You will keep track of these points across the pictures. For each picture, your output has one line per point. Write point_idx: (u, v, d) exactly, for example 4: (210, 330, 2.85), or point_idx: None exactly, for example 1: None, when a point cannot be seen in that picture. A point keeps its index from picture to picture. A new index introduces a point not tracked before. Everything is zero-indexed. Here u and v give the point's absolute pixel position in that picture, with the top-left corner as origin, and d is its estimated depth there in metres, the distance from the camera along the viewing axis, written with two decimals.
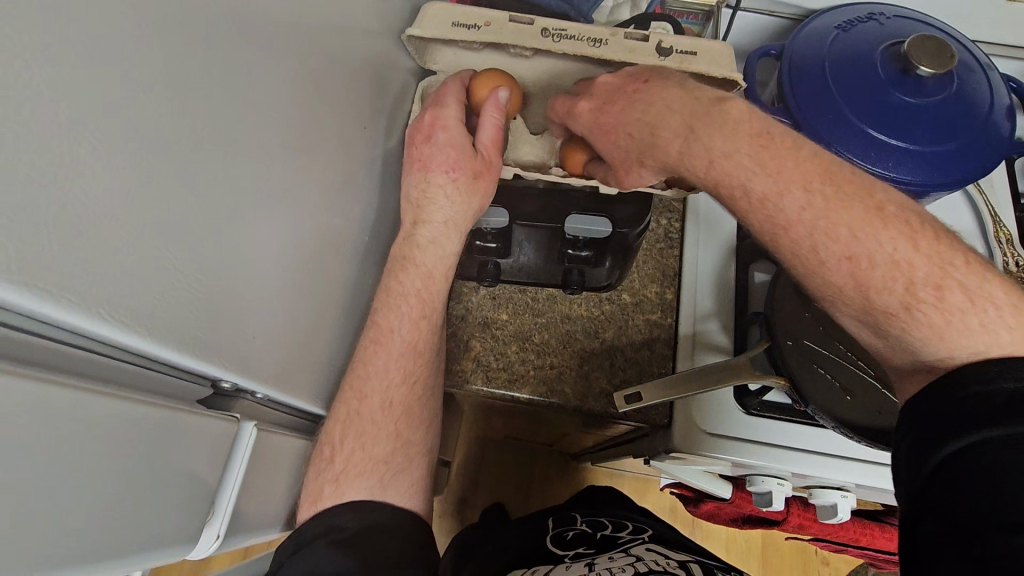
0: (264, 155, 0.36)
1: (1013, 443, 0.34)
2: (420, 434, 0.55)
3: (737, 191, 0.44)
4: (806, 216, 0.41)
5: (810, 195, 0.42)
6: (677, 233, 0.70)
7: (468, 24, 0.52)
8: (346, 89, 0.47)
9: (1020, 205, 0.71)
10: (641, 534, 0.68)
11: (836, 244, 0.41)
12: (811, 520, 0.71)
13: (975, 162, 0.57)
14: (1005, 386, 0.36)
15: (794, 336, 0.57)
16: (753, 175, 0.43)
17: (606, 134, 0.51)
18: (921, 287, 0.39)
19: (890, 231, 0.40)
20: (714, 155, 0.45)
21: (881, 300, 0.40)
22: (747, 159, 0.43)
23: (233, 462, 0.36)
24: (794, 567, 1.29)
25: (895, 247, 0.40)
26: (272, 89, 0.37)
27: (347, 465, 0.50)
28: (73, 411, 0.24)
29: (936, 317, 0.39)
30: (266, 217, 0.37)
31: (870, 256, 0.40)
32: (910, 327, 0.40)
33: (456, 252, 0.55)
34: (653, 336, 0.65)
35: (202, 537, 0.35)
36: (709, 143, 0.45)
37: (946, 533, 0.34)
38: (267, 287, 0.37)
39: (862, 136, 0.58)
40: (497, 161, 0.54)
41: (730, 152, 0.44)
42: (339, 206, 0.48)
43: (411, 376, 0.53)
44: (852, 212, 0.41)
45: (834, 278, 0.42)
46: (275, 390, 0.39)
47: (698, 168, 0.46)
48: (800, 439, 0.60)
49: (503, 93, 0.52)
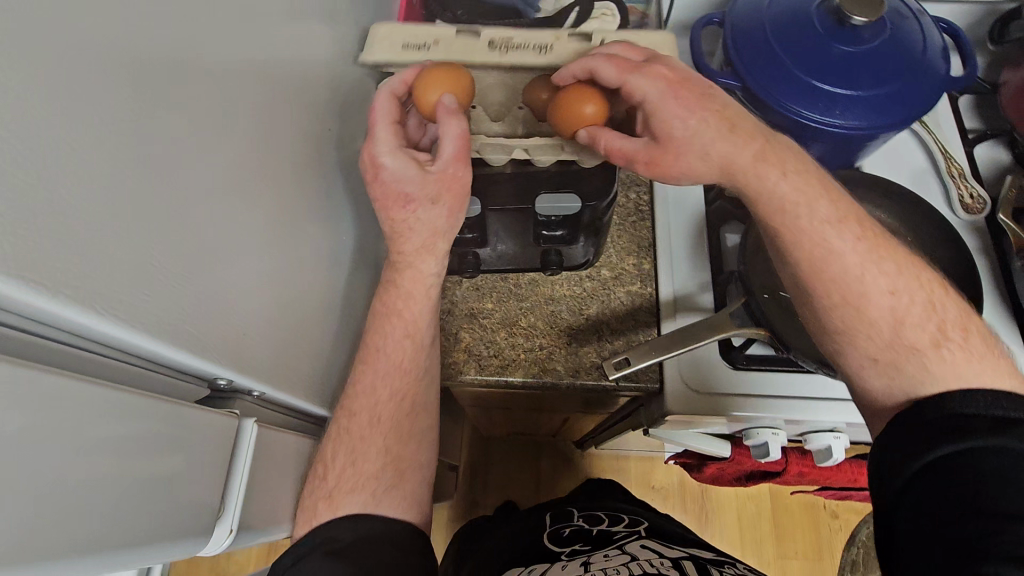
0: (239, 157, 0.37)
1: (985, 452, 0.40)
2: (413, 447, 0.55)
3: (801, 210, 0.47)
4: (859, 246, 0.47)
5: (863, 232, 0.47)
6: (647, 205, 0.72)
7: (420, 45, 0.56)
8: (309, 92, 0.48)
9: (967, 139, 0.75)
10: (637, 527, 0.69)
11: (883, 278, 0.46)
12: (811, 466, 0.72)
13: (918, 100, 0.60)
14: (993, 412, 0.41)
15: (770, 289, 0.60)
16: (818, 200, 0.47)
17: (681, 112, 0.47)
18: (951, 328, 0.46)
19: (926, 279, 0.47)
20: (787, 171, 0.48)
21: (912, 335, 0.46)
22: (817, 188, 0.48)
23: (237, 458, 0.37)
24: (803, 522, 1.32)
25: (929, 292, 0.47)
26: (243, 99, 0.38)
27: (338, 482, 0.50)
28: (83, 399, 0.25)
29: (959, 356, 0.45)
30: (247, 222, 0.38)
31: (909, 295, 0.46)
32: (930, 362, 0.45)
33: (435, 271, 0.55)
34: (635, 305, 0.66)
35: (216, 533, 0.35)
36: (783, 160, 0.48)
37: (935, 517, 0.39)
38: (252, 285, 0.38)
39: (807, 87, 0.60)
40: (462, 174, 0.51)
41: (802, 173, 0.48)
42: (318, 218, 0.50)
43: (396, 391, 0.54)
44: (897, 255, 0.47)
45: (873, 310, 0.46)
46: (270, 386, 0.40)
47: (770, 179, 0.47)
48: (785, 388, 0.63)
49: (448, 100, 0.51)
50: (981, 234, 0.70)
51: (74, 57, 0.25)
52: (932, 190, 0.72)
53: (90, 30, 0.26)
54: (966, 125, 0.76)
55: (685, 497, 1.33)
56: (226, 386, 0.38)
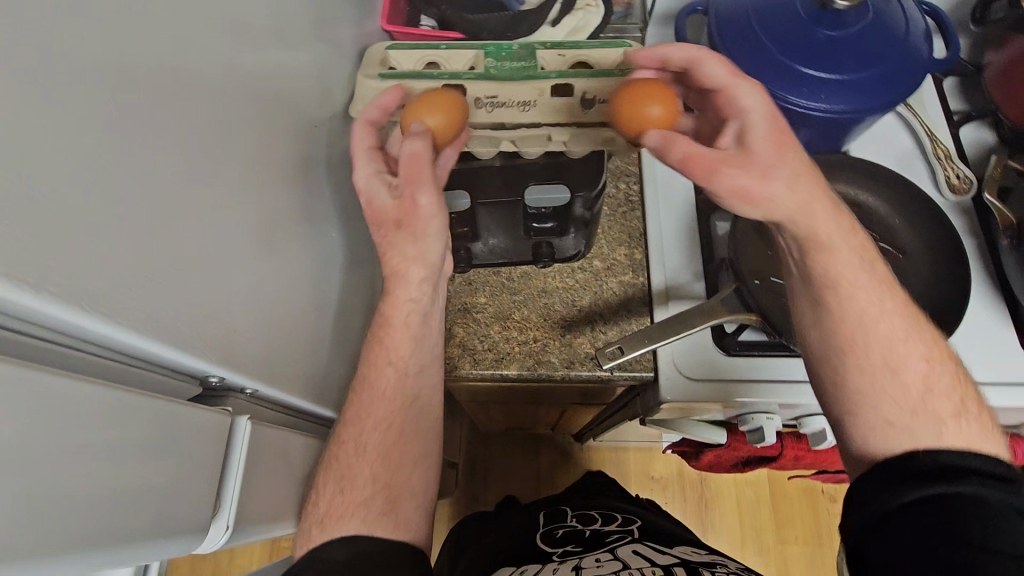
0: (226, 154, 0.37)
1: (965, 497, 0.40)
2: (410, 475, 0.52)
3: (853, 270, 0.47)
4: (902, 317, 0.47)
5: (904, 306, 0.48)
6: (637, 195, 0.72)
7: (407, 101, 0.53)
8: (296, 88, 0.47)
9: (952, 121, 0.75)
10: (629, 526, 0.70)
11: (917, 350, 0.47)
12: (806, 450, 0.72)
13: (902, 82, 0.60)
14: (975, 463, 0.42)
15: (760, 274, 0.62)
16: (869, 266, 0.48)
17: (780, 134, 0.45)
18: (971, 406, 0.46)
19: (953, 362, 0.48)
20: (850, 234, 0.48)
21: (938, 404, 0.45)
22: (871, 255, 0.48)
23: (231, 456, 0.37)
24: (802, 506, 1.32)
25: (955, 372, 0.47)
26: (229, 96, 0.38)
27: (328, 508, 0.49)
28: (74, 397, 0.25)
29: (974, 430, 0.45)
30: (236, 219, 0.38)
31: (937, 369, 0.47)
32: (946, 429, 0.44)
33: (416, 295, 0.51)
34: (628, 295, 0.67)
35: (211, 531, 0.35)
36: (849, 226, 0.48)
37: (917, 558, 0.39)
38: (242, 282, 0.38)
39: (792, 73, 0.61)
40: (422, 200, 0.47)
41: (863, 241, 0.48)
42: (308, 215, 0.49)
43: (379, 421, 0.51)
44: (932, 335, 0.48)
45: (906, 377, 0.46)
46: (262, 383, 0.40)
47: (835, 235, 0.47)
48: (777, 372, 0.63)
49: (418, 123, 0.48)
50: (968, 215, 0.71)
51: (57, 54, 0.25)
52: (919, 172, 0.73)
53: (73, 26, 0.26)
54: (950, 106, 0.77)
55: (684, 486, 1.34)
56: (218, 383, 0.38)
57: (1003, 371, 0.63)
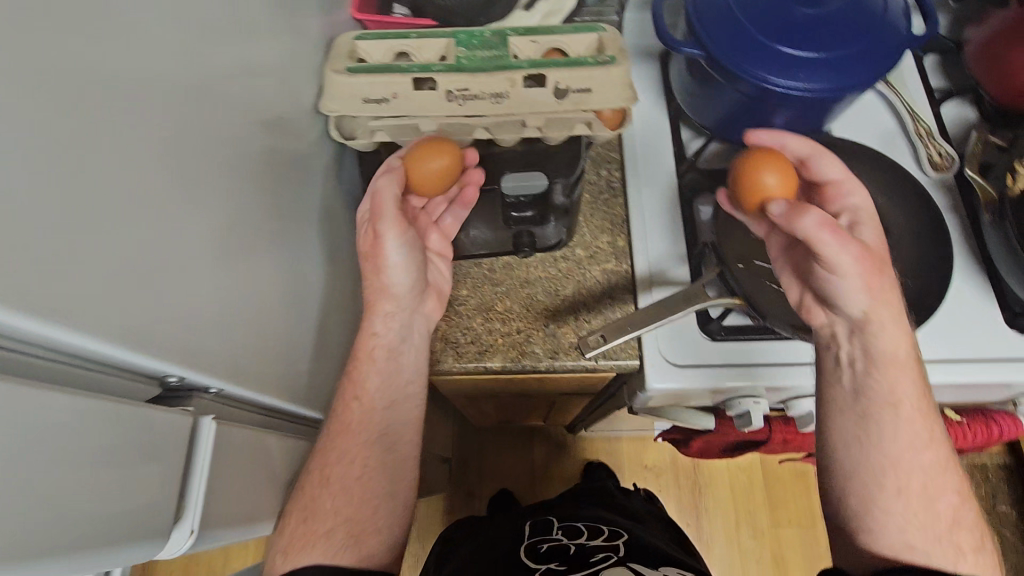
0: (188, 147, 0.36)
1: None
2: (374, 500, 0.53)
3: (905, 413, 0.53)
4: (944, 462, 0.53)
5: (947, 456, 0.54)
6: (619, 181, 0.71)
7: (376, 98, 0.47)
8: (261, 77, 0.46)
9: (934, 99, 0.75)
10: (616, 540, 0.72)
11: (948, 492, 0.53)
12: (794, 433, 0.72)
13: (881, 59, 0.59)
14: None
15: (745, 259, 0.63)
16: (925, 420, 0.53)
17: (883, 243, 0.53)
18: (981, 537, 0.53)
19: (975, 506, 0.54)
20: (918, 389, 0.53)
21: (957, 537, 0.52)
22: (930, 406, 0.54)
23: (195, 457, 0.36)
24: (795, 491, 1.33)
25: (973, 511, 0.54)
26: (191, 86, 0.37)
27: (290, 539, 0.49)
28: (19, 400, 0.24)
29: (982, 565, 0.51)
30: (198, 215, 0.37)
31: (962, 511, 0.53)
32: (960, 560, 0.51)
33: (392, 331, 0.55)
34: (611, 283, 0.66)
35: (175, 535, 0.34)
36: (917, 375, 0.54)
37: None
38: (203, 279, 0.37)
39: (770, 51, 0.60)
40: (379, 256, 0.53)
41: (926, 394, 0.54)
42: (280, 208, 0.48)
43: (345, 453, 0.53)
44: (963, 481, 0.55)
45: (939, 512, 0.52)
46: (228, 382, 0.40)
47: (900, 384, 0.53)
48: (762, 355, 0.63)
49: (395, 180, 0.49)
50: (951, 193, 0.70)
51: None
52: (902, 151, 0.72)
53: (9, 10, 0.25)
54: (932, 84, 0.77)
55: (678, 474, 1.34)
56: (178, 383, 0.37)
57: (987, 347, 0.63)
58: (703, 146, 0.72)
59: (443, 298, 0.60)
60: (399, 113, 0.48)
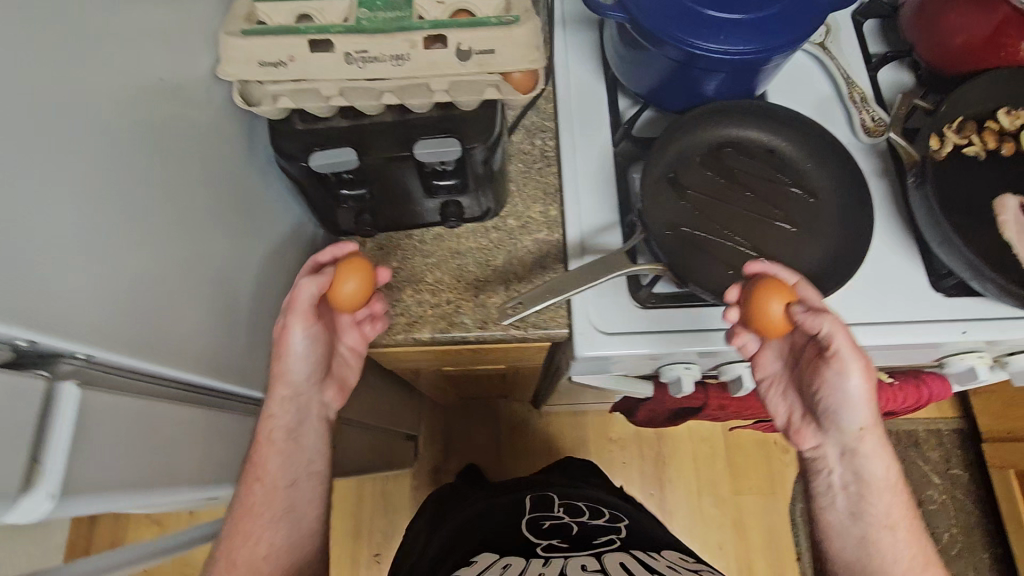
0: (60, 106, 0.34)
1: None
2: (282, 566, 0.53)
3: (893, 539, 0.55)
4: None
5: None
6: (553, 151, 0.71)
7: (272, 61, 0.46)
8: (155, 41, 0.44)
9: (871, 65, 0.75)
10: (617, 523, 0.73)
11: None
12: (730, 399, 0.73)
13: (804, 20, 0.59)
14: None
15: (672, 225, 0.63)
16: (911, 542, 0.55)
17: None
18: None
19: None
20: (906, 516, 0.55)
21: None
22: (918, 528, 0.56)
23: (56, 425, 0.33)
24: (757, 460, 1.36)
25: None
26: (66, 49, 0.36)
27: None
28: None
29: None
30: (70, 173, 0.35)
31: None
32: None
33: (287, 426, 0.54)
34: (543, 253, 0.66)
35: (32, 499, 0.32)
36: (909, 504, 0.56)
37: None
38: (70, 237, 0.34)
39: (692, 14, 0.59)
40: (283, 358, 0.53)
41: (914, 522, 0.56)
42: (189, 181, 0.47)
43: (248, 536, 0.53)
44: None
45: None
46: (104, 349, 0.37)
47: (888, 510, 0.55)
48: (689, 320, 0.63)
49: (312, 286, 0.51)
50: (883, 157, 0.70)
51: None
52: (836, 115, 0.72)
53: None
54: (869, 49, 0.76)
55: (641, 445, 1.36)
56: (31, 347, 0.34)
57: (913, 311, 0.64)
58: (637, 113, 0.71)
59: (344, 389, 0.60)
60: (300, 76, 0.47)
